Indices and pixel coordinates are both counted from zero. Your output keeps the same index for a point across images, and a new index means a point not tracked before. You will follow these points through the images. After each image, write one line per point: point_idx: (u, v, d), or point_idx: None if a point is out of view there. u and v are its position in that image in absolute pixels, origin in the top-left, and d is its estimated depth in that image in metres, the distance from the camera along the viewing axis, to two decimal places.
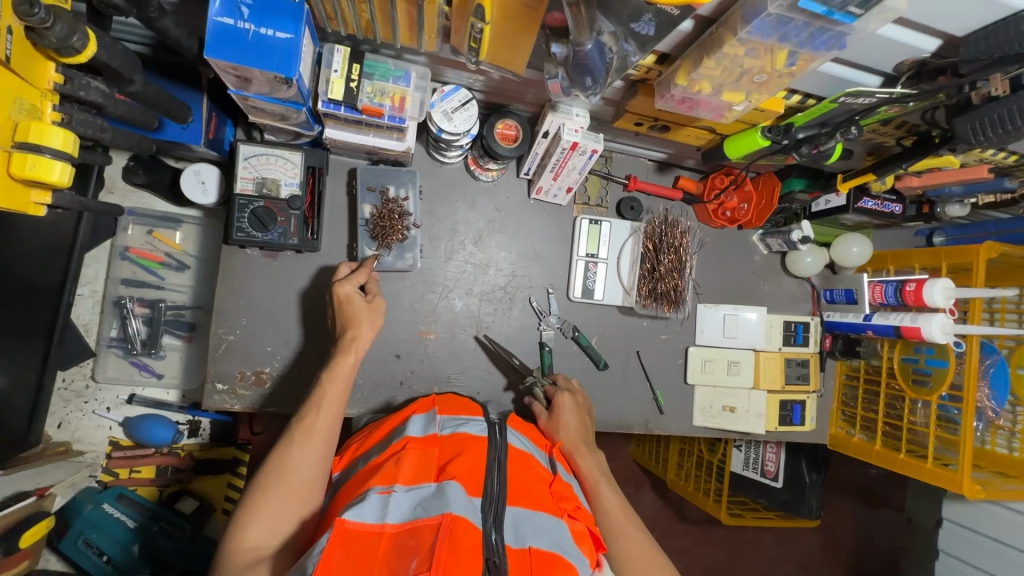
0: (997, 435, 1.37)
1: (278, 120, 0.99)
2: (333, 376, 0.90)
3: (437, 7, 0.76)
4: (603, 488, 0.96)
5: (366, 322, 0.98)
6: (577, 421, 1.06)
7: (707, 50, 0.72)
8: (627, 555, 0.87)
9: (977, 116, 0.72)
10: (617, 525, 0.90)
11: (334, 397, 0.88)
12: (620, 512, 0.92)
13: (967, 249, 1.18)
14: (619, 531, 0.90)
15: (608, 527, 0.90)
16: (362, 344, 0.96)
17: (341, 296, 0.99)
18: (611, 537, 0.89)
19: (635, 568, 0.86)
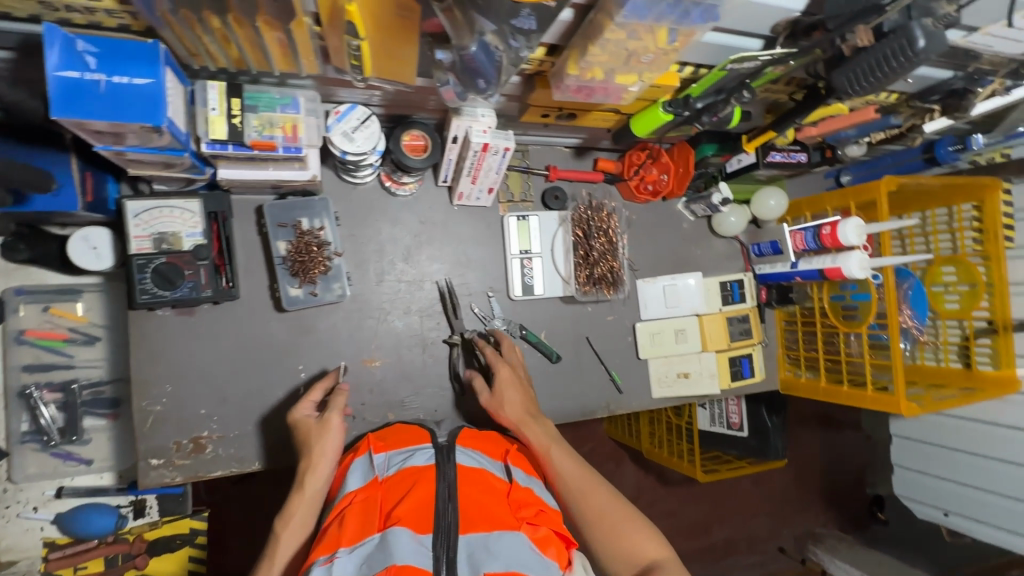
0: (925, 350, 1.50)
1: (161, 169, 0.91)
2: (285, 514, 0.81)
3: (307, 28, 0.71)
4: (562, 454, 0.95)
5: (311, 452, 0.86)
6: (520, 395, 1.05)
7: (590, 36, 0.71)
8: (598, 512, 0.87)
9: (849, 69, 0.75)
10: (578, 487, 0.90)
11: (296, 536, 0.80)
12: (577, 474, 0.92)
13: (869, 186, 1.25)
14: (584, 491, 0.90)
15: (574, 488, 0.91)
16: (314, 475, 0.84)
17: (296, 421, 0.93)
18: (577, 498, 0.89)
19: (600, 523, 0.86)
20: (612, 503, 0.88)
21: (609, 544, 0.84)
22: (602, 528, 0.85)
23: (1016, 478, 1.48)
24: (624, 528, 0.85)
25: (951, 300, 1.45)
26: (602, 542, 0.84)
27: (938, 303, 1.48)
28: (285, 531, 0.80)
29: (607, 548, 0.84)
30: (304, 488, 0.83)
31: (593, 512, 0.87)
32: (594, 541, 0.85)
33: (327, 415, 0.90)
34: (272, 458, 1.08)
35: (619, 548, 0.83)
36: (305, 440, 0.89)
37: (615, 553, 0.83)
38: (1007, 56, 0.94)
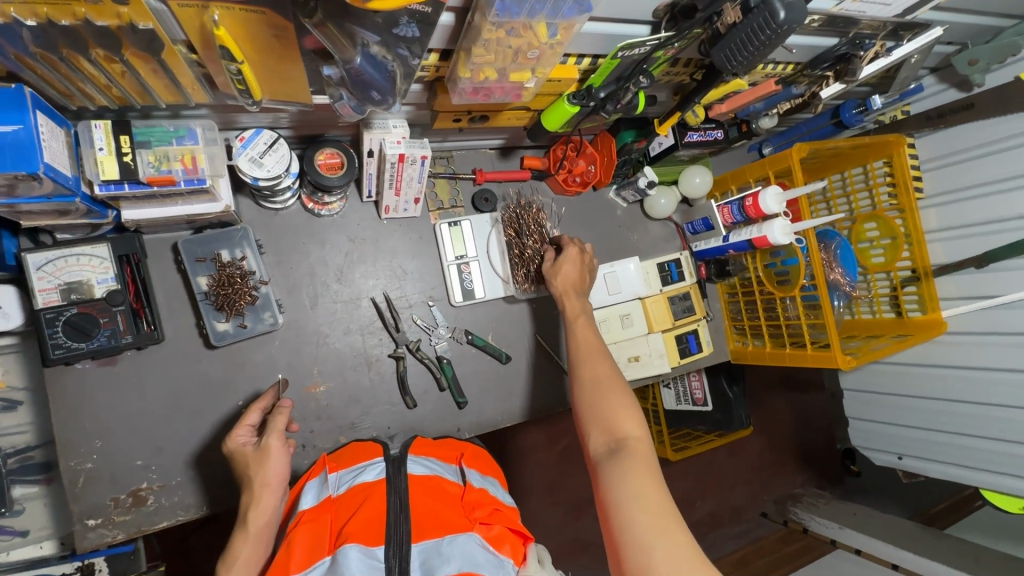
0: (861, 305, 1.56)
1: (57, 218, 0.88)
2: (231, 555, 0.77)
3: (182, 56, 0.70)
4: (584, 332, 1.02)
5: (253, 486, 0.81)
6: (577, 270, 1.14)
7: (471, 39, 0.72)
8: (590, 386, 0.92)
9: (726, 45, 0.79)
10: (588, 353, 0.98)
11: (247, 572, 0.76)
12: (592, 344, 1.00)
13: (783, 155, 1.30)
14: (589, 364, 0.96)
15: (577, 363, 0.97)
16: (258, 512, 0.79)
17: (232, 451, 0.87)
18: (583, 362, 0.97)
19: (590, 387, 0.92)
20: (607, 376, 0.93)
21: (597, 411, 0.88)
22: (588, 407, 0.90)
23: (957, 413, 1.55)
24: (612, 400, 0.89)
25: (876, 254, 1.49)
26: (589, 408, 0.90)
27: (865, 259, 1.52)
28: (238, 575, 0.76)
29: (595, 411, 0.88)
30: (249, 526, 0.78)
31: (588, 383, 0.92)
32: (585, 399, 0.91)
33: (267, 439, 0.84)
34: (220, 500, 1.04)
35: (603, 415, 0.87)
36: (246, 470, 0.84)
37: (596, 421, 0.87)
38: (883, 19, 0.99)
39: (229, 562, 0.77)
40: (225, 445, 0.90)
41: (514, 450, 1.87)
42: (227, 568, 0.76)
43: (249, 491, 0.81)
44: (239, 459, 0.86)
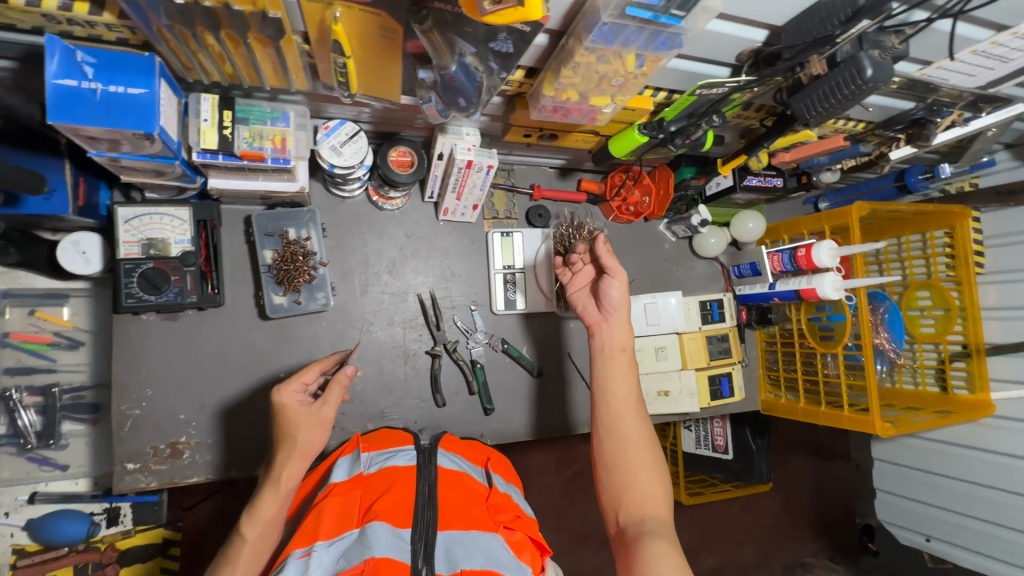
0: (904, 374, 1.52)
1: (152, 176, 0.95)
2: (256, 509, 0.78)
3: (296, 45, 0.76)
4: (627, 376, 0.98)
5: (295, 448, 0.83)
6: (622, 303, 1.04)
7: (562, 61, 0.76)
8: (624, 444, 0.91)
9: (807, 93, 0.81)
10: (623, 405, 0.95)
11: (267, 531, 0.77)
12: (626, 393, 0.96)
13: (842, 211, 1.30)
14: (625, 416, 0.94)
15: (613, 414, 0.94)
16: (290, 473, 0.81)
17: (281, 406, 0.86)
18: (617, 414, 0.94)
19: (622, 445, 0.91)
20: (640, 436, 0.92)
21: (629, 471, 0.89)
22: (620, 466, 0.89)
23: (992, 499, 1.49)
24: (645, 464, 0.90)
25: (926, 323, 1.47)
26: (619, 467, 0.90)
27: (914, 327, 1.49)
28: (260, 532, 0.76)
29: (625, 471, 0.89)
30: (282, 485, 0.80)
31: (624, 441, 0.91)
32: (617, 456, 0.90)
33: (321, 408, 0.87)
34: (250, 465, 1.08)
35: (635, 477, 0.88)
36: (288, 429, 0.85)
37: (626, 482, 0.88)
38: (964, 89, 1.00)
39: (252, 516, 0.77)
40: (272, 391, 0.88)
41: (523, 468, 1.86)
42: (250, 522, 0.77)
43: (287, 450, 0.82)
44: (283, 417, 0.86)
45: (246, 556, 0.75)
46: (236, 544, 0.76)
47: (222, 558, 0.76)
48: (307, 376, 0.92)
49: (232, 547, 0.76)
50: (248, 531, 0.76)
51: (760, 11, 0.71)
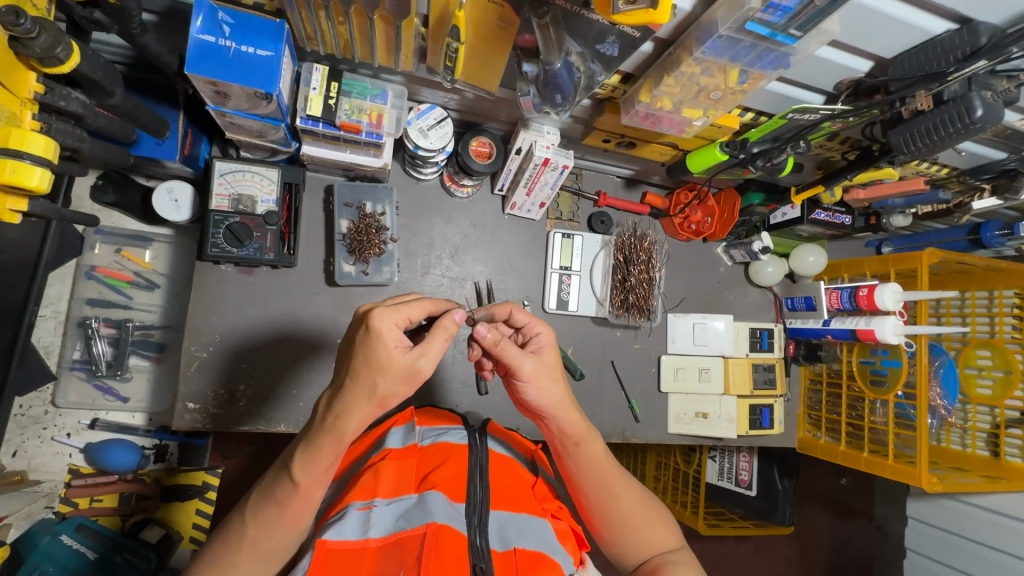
0: (951, 432, 1.45)
1: (255, 137, 1.01)
2: (314, 451, 0.67)
3: (414, 27, 0.80)
4: (594, 444, 0.82)
5: (374, 394, 0.64)
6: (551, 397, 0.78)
7: (667, 68, 0.78)
8: (620, 509, 0.81)
9: (907, 129, 0.81)
10: (604, 479, 0.81)
11: (320, 478, 0.68)
12: (602, 462, 0.82)
13: (911, 256, 1.26)
14: (612, 480, 0.82)
15: (602, 480, 0.81)
16: (356, 423, 0.65)
17: (376, 333, 0.63)
18: (604, 493, 0.81)
19: (617, 514, 0.81)
20: (633, 497, 0.82)
21: (635, 529, 0.81)
22: (625, 528, 0.81)
23: None
24: (648, 514, 0.82)
25: (984, 384, 1.39)
26: (623, 531, 0.81)
27: (969, 387, 1.42)
28: (314, 481, 0.67)
29: (631, 535, 0.81)
30: (345, 438, 0.66)
31: (622, 502, 0.81)
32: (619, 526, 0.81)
33: (419, 360, 0.65)
34: (298, 422, 1.12)
35: (643, 533, 0.81)
36: (366, 365, 0.63)
37: (634, 542, 0.81)
38: None
39: (308, 459, 0.67)
40: (369, 312, 0.64)
41: None
42: (305, 467, 0.67)
43: (363, 393, 0.64)
44: (367, 348, 0.63)
45: (294, 501, 0.68)
46: (285, 485, 0.67)
47: (265, 494, 0.68)
48: (414, 313, 0.67)
49: (278, 486, 0.68)
50: (300, 477, 0.67)
51: (873, 40, 0.73)
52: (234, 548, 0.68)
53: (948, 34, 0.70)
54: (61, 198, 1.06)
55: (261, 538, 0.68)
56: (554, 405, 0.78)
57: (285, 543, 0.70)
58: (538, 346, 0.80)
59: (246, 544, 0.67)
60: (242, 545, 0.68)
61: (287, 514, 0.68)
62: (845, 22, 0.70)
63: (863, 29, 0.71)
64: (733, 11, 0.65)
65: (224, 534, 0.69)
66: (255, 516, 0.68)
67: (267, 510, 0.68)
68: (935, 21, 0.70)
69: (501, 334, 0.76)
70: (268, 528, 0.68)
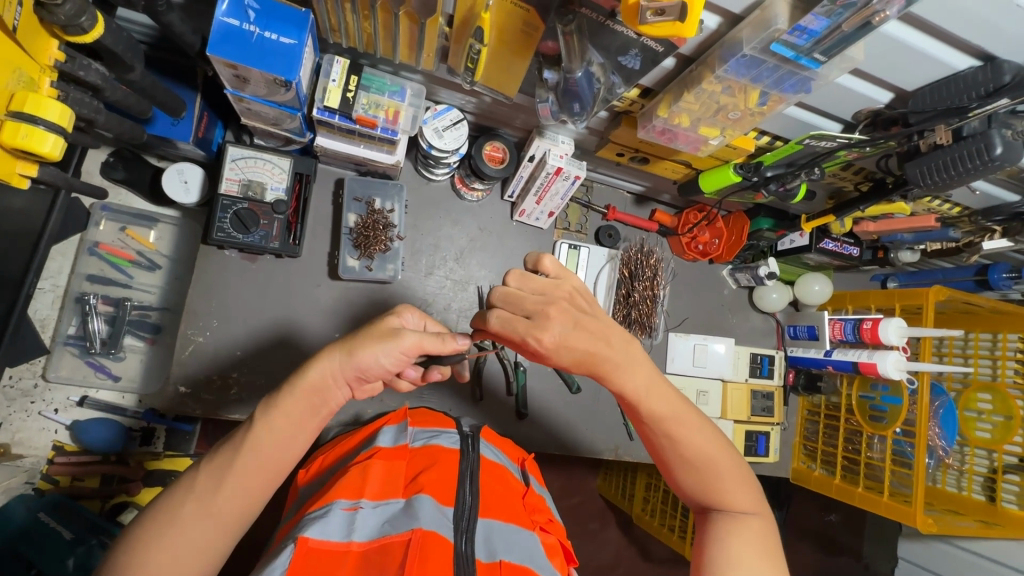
0: (948, 474, 1.42)
1: (269, 125, 1.01)
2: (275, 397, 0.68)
3: (439, 26, 0.80)
4: (660, 388, 0.72)
5: (347, 342, 0.69)
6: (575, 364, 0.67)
7: (687, 85, 0.78)
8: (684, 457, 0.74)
9: (924, 162, 0.82)
10: (673, 421, 0.73)
11: (276, 429, 0.67)
12: (668, 405, 0.73)
13: (917, 292, 1.25)
14: (679, 428, 0.74)
15: (668, 428, 0.73)
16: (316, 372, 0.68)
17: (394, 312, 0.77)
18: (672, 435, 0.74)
19: (684, 452, 0.75)
20: (704, 443, 0.75)
21: (699, 473, 0.75)
22: (686, 469, 0.76)
23: None
24: (718, 466, 0.75)
25: (983, 428, 1.36)
26: (688, 474, 0.76)
27: (968, 429, 1.39)
28: (268, 425, 0.67)
29: (695, 475, 0.76)
30: (303, 379, 0.68)
31: (683, 451, 0.74)
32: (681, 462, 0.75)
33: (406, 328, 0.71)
34: None
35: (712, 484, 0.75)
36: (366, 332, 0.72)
37: (697, 485, 0.76)
38: None
39: (270, 405, 0.68)
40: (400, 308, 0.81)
41: None
42: (262, 410, 0.68)
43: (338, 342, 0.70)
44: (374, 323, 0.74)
45: (246, 448, 0.67)
46: (242, 430, 0.68)
47: (223, 446, 0.68)
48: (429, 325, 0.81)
49: (237, 436, 0.68)
50: (258, 421, 0.67)
51: (896, 70, 0.73)
52: (178, 502, 0.65)
53: (972, 70, 0.70)
54: (73, 167, 1.05)
55: (209, 491, 0.65)
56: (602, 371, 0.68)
57: (233, 508, 0.66)
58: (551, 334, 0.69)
59: (192, 496, 0.65)
60: (186, 502, 0.65)
61: (239, 468, 0.66)
62: (868, 52, 0.70)
63: (885, 59, 0.71)
64: (759, 31, 0.65)
65: (169, 494, 0.66)
66: (208, 470, 0.66)
67: (220, 461, 0.66)
68: (958, 57, 0.69)
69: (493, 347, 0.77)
70: (217, 482, 0.65)
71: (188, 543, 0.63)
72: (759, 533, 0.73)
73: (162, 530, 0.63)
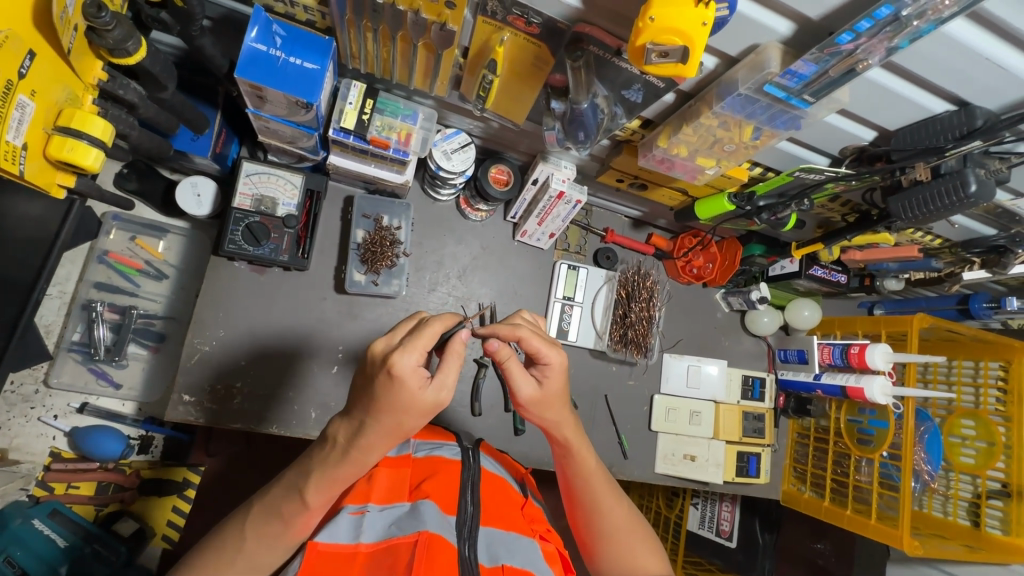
0: (934, 499, 1.44)
1: (285, 142, 1.05)
2: (329, 477, 0.67)
3: (454, 57, 0.85)
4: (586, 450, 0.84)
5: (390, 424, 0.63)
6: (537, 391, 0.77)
7: (686, 118, 0.84)
8: (605, 527, 0.82)
9: (906, 197, 0.87)
10: (595, 495, 0.83)
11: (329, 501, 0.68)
12: (595, 478, 0.84)
13: (902, 319, 1.30)
14: (603, 502, 0.83)
15: (592, 498, 0.83)
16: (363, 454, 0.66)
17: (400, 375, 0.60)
18: (599, 507, 0.83)
19: (606, 524, 0.82)
20: (625, 518, 0.83)
21: (619, 547, 0.81)
22: (608, 546, 0.82)
23: None
24: (636, 542, 0.82)
25: (967, 453, 1.40)
26: (611, 553, 0.81)
27: (953, 454, 1.43)
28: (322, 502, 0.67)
29: (615, 550, 0.81)
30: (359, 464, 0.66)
31: (606, 523, 0.82)
32: (603, 537, 0.82)
33: (434, 392, 0.62)
34: (288, 424, 1.12)
35: (631, 555, 0.81)
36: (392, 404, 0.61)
37: (618, 562, 0.81)
38: None
39: (320, 484, 0.67)
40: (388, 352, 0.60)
41: None
42: (318, 488, 0.67)
43: (381, 421, 0.63)
44: (390, 385, 0.61)
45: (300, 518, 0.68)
46: (294, 503, 0.67)
47: (270, 509, 0.68)
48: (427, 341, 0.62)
49: (285, 503, 0.67)
50: (311, 499, 0.67)
51: (881, 111, 0.78)
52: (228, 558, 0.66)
53: (947, 114, 0.75)
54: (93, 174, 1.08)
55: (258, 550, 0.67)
56: (553, 426, 0.80)
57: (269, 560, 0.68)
58: (542, 372, 0.78)
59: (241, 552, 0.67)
60: (236, 558, 0.66)
61: (291, 531, 0.68)
62: (854, 94, 0.75)
63: (870, 101, 0.76)
64: (754, 72, 0.70)
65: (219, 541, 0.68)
66: (258, 531, 0.67)
67: (271, 525, 0.67)
68: (935, 101, 0.75)
69: (513, 350, 0.75)
70: (268, 545, 0.67)
71: None
72: None
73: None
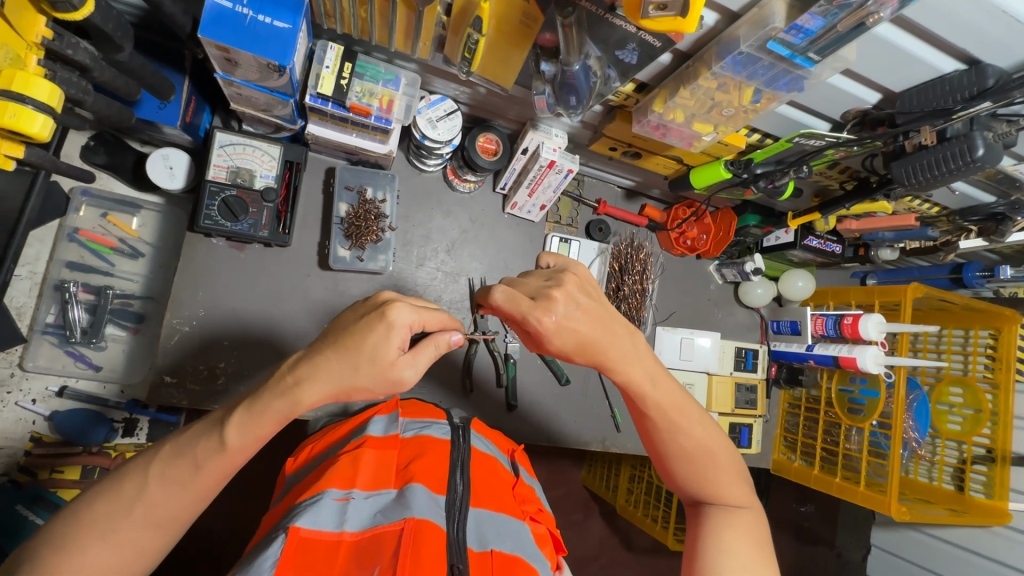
0: (920, 465, 1.46)
1: (259, 111, 0.99)
2: (255, 417, 0.62)
3: (436, 14, 0.80)
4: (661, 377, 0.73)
5: (347, 381, 0.61)
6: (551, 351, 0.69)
7: (683, 81, 0.79)
8: (684, 447, 0.74)
9: (909, 162, 0.84)
10: (675, 416, 0.73)
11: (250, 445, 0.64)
12: (671, 399, 0.73)
13: (896, 289, 1.29)
14: (681, 422, 0.74)
15: (669, 420, 0.73)
16: None
17: (388, 327, 0.61)
18: (676, 430, 0.74)
19: (684, 445, 0.74)
20: (705, 439, 0.75)
21: (696, 467, 0.75)
22: (685, 465, 0.75)
23: None
24: (714, 458, 0.76)
25: (954, 420, 1.41)
26: (687, 471, 0.76)
27: (940, 422, 1.43)
28: (239, 445, 0.63)
29: (692, 471, 0.76)
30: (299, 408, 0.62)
31: (684, 444, 0.74)
32: (681, 457, 0.75)
33: (404, 365, 0.63)
34: None
35: (709, 479, 0.75)
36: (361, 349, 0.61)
37: (694, 481, 0.76)
38: None
39: (244, 422, 0.62)
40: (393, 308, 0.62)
41: None
42: (238, 428, 0.62)
43: (341, 373, 0.61)
44: (373, 331, 0.61)
45: (212, 462, 0.63)
46: (210, 443, 0.63)
47: (183, 448, 0.63)
48: (430, 322, 0.65)
49: (200, 443, 0.63)
50: (231, 439, 0.62)
51: (886, 70, 0.74)
52: (125, 505, 0.61)
53: (957, 73, 0.72)
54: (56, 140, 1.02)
55: (163, 498, 0.62)
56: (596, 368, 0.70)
57: (167, 509, 0.63)
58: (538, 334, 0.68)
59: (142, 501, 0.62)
60: (138, 502, 0.62)
61: (199, 477, 0.63)
62: (860, 52, 0.72)
63: (875, 60, 0.73)
64: (756, 28, 0.66)
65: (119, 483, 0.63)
66: (162, 473, 0.63)
67: (178, 467, 0.63)
68: (945, 60, 0.71)
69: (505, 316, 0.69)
70: (173, 491, 0.62)
71: (130, 545, 0.62)
72: (755, 521, 0.75)
73: (109, 529, 0.61)
